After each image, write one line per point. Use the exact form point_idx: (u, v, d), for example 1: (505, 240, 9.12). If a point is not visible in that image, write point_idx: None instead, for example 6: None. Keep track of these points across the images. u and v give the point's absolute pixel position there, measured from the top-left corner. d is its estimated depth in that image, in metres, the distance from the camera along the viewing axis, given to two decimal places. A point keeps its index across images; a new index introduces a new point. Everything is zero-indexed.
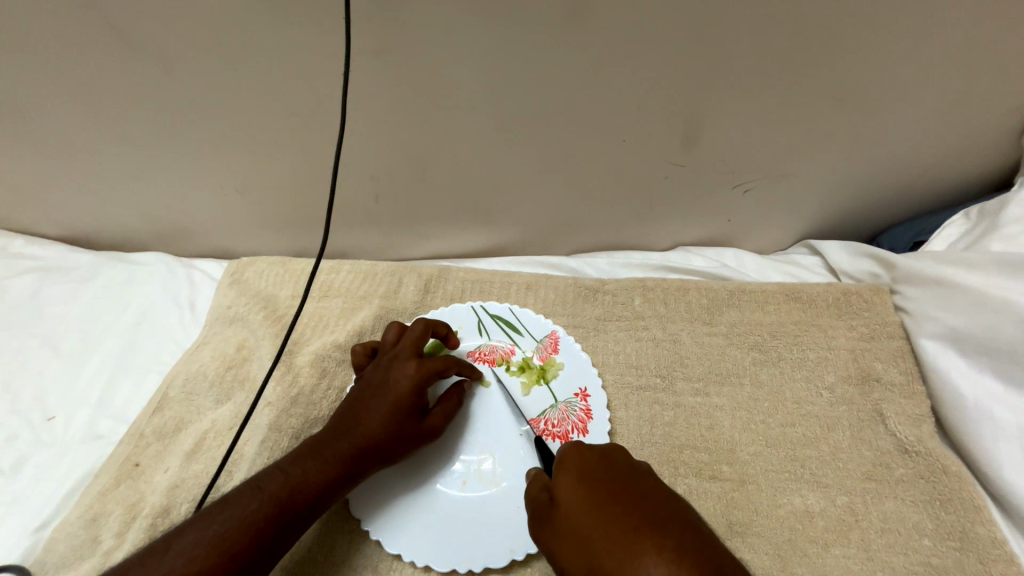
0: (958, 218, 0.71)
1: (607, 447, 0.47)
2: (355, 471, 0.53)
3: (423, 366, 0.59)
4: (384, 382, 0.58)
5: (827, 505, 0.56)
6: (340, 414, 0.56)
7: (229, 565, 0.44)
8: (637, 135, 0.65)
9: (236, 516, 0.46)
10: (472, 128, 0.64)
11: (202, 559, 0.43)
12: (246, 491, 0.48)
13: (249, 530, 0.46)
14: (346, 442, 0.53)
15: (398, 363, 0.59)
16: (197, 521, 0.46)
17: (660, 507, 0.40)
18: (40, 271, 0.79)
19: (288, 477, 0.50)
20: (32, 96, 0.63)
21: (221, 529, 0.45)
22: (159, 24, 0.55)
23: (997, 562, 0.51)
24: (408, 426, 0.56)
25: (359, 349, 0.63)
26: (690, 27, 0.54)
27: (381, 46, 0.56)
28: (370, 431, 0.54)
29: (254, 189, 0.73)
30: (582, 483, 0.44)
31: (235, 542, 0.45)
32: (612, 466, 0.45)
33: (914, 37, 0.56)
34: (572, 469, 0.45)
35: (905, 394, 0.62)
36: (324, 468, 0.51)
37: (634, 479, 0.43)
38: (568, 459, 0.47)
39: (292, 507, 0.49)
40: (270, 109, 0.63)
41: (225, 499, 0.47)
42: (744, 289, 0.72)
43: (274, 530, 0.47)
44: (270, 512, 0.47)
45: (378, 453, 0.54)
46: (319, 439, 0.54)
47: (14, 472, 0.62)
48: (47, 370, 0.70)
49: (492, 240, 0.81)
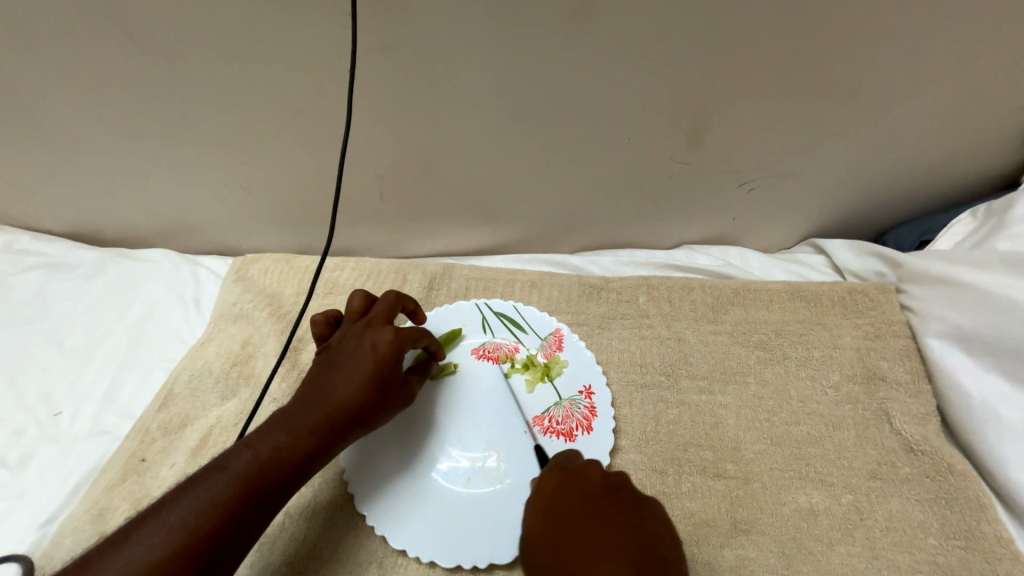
0: (964, 216, 0.71)
1: (579, 466, 0.49)
2: (330, 442, 0.53)
3: (401, 333, 0.59)
4: (361, 349, 0.57)
5: (831, 504, 0.56)
6: (312, 384, 0.55)
7: (200, 548, 0.43)
8: (642, 133, 0.65)
9: (203, 498, 0.45)
10: (478, 125, 0.64)
11: (167, 546, 0.43)
12: (214, 472, 0.47)
13: (218, 510, 0.45)
14: (322, 412, 0.53)
15: (373, 331, 0.58)
16: (162, 507, 0.45)
17: (619, 535, 0.43)
18: (45, 268, 0.79)
19: (259, 454, 0.49)
20: (39, 94, 0.63)
21: (188, 512, 0.44)
22: (163, 20, 0.55)
23: (1002, 561, 0.51)
24: (386, 393, 0.56)
25: (319, 320, 0.62)
26: (695, 25, 0.54)
27: (386, 42, 0.56)
28: (344, 400, 0.54)
29: (259, 186, 0.73)
30: (547, 516, 0.45)
31: (205, 525, 0.44)
32: (582, 489, 0.46)
33: (922, 34, 0.56)
34: (542, 499, 0.46)
35: (910, 393, 0.62)
36: (298, 442, 0.51)
37: (599, 503, 0.45)
38: (541, 486, 0.48)
39: (265, 486, 0.48)
40: (275, 107, 0.63)
41: (191, 481, 0.47)
42: (748, 288, 0.72)
43: (248, 509, 0.46)
44: (240, 493, 0.47)
45: (355, 422, 0.54)
46: (291, 413, 0.53)
47: (20, 467, 0.62)
48: (53, 367, 0.70)
49: (496, 238, 0.81)
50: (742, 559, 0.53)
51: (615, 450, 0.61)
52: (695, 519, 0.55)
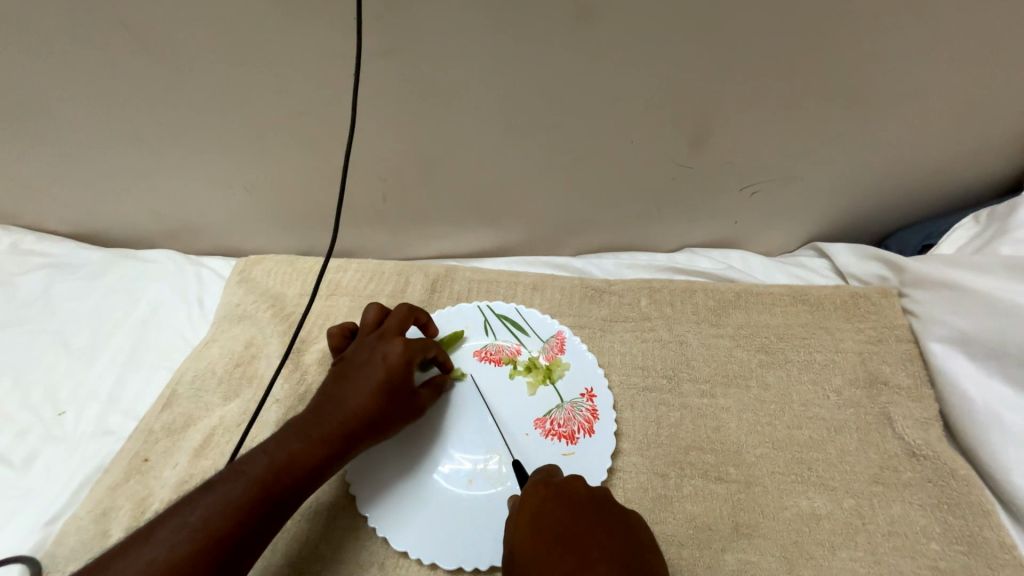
0: (967, 221, 0.71)
1: (563, 479, 0.49)
2: (341, 450, 0.53)
3: (411, 345, 0.60)
4: (372, 360, 0.58)
5: (832, 508, 0.56)
6: (325, 394, 0.56)
7: (216, 551, 0.43)
8: (644, 136, 0.65)
9: (220, 501, 0.46)
10: (481, 128, 0.64)
11: (184, 547, 0.43)
12: (230, 476, 0.48)
13: (234, 513, 0.45)
14: (334, 420, 0.54)
15: (385, 343, 0.59)
16: (179, 510, 0.45)
17: (608, 541, 0.43)
18: (50, 268, 0.79)
19: (273, 460, 0.49)
20: (45, 95, 0.64)
21: (205, 514, 0.45)
22: (169, 23, 0.56)
23: (1005, 567, 0.51)
24: (397, 403, 0.57)
25: (336, 331, 0.64)
26: (696, 30, 0.55)
27: (390, 45, 0.56)
28: (358, 408, 0.55)
29: (263, 188, 0.74)
30: (535, 525, 0.45)
31: (220, 527, 0.44)
32: (568, 498, 0.47)
33: (925, 39, 0.56)
34: (527, 512, 0.46)
35: (913, 397, 0.62)
36: (312, 448, 0.51)
37: (585, 513, 0.45)
38: (526, 499, 0.48)
39: (279, 490, 0.48)
40: (280, 109, 0.63)
41: (208, 486, 0.47)
42: (751, 291, 0.72)
43: (261, 514, 0.47)
44: (256, 496, 0.47)
45: (367, 430, 0.55)
46: (305, 420, 0.54)
47: (25, 466, 0.63)
48: (58, 367, 0.71)
49: (498, 240, 0.81)
50: (743, 562, 0.53)
51: (617, 453, 0.61)
52: (696, 523, 0.55)
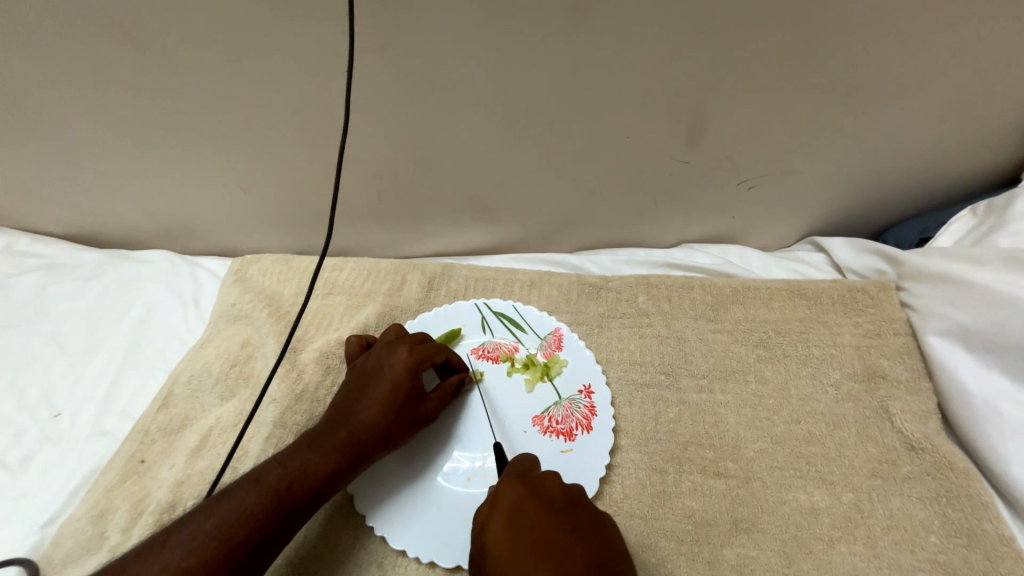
0: (965, 214, 0.70)
1: (538, 478, 0.49)
2: (355, 459, 0.54)
3: (416, 351, 0.61)
4: (381, 369, 0.60)
5: (832, 502, 0.56)
6: (339, 407, 0.57)
7: (229, 557, 0.44)
8: (641, 131, 0.65)
9: (232, 509, 0.46)
10: (476, 124, 0.64)
11: (200, 553, 0.43)
12: (245, 484, 0.48)
13: (248, 519, 0.46)
14: (347, 430, 0.55)
15: (392, 351, 0.61)
16: (195, 516, 0.46)
17: (585, 543, 0.44)
18: (45, 269, 0.79)
19: (287, 469, 0.50)
20: (36, 95, 0.63)
21: (220, 521, 0.45)
22: (160, 22, 0.55)
23: (1005, 559, 0.51)
24: (409, 410, 0.58)
25: (353, 341, 0.65)
26: (692, 24, 0.54)
27: (383, 42, 0.55)
28: (367, 420, 0.56)
29: (258, 187, 0.73)
30: (511, 526, 0.45)
31: (236, 534, 0.45)
32: (544, 497, 0.47)
33: (922, 31, 0.55)
34: (504, 509, 0.46)
35: (910, 390, 0.62)
36: (324, 458, 0.52)
37: (562, 515, 0.45)
38: (502, 498, 0.47)
39: (292, 498, 0.49)
40: (273, 108, 0.63)
41: (224, 492, 0.47)
42: (748, 286, 0.71)
43: (274, 521, 0.47)
44: (269, 504, 0.47)
45: (378, 442, 0.55)
46: (319, 432, 0.54)
47: (21, 468, 0.62)
48: (53, 368, 0.70)
49: (495, 237, 0.81)
50: (742, 558, 0.53)
51: (615, 450, 0.60)
52: (695, 518, 0.55)
